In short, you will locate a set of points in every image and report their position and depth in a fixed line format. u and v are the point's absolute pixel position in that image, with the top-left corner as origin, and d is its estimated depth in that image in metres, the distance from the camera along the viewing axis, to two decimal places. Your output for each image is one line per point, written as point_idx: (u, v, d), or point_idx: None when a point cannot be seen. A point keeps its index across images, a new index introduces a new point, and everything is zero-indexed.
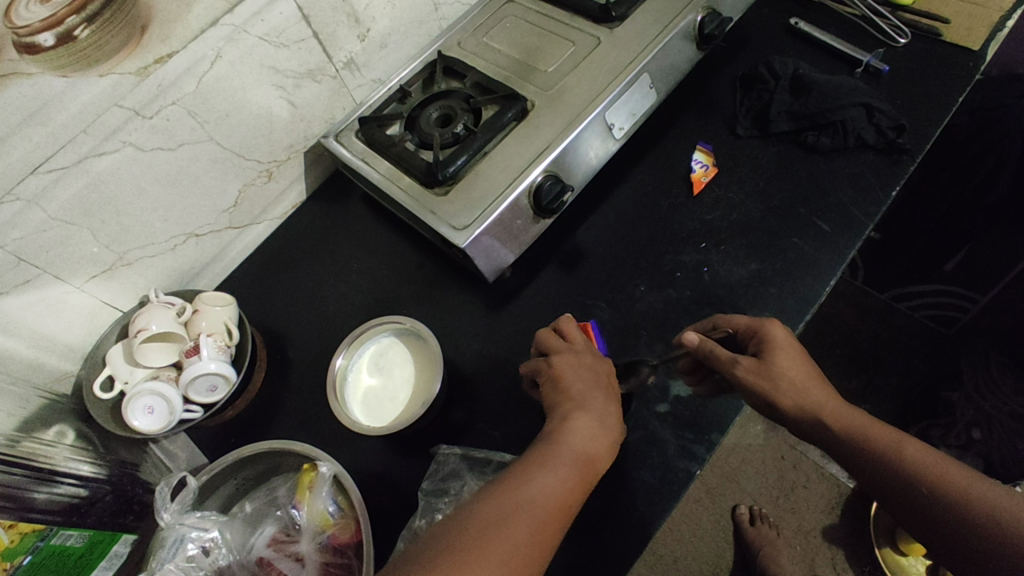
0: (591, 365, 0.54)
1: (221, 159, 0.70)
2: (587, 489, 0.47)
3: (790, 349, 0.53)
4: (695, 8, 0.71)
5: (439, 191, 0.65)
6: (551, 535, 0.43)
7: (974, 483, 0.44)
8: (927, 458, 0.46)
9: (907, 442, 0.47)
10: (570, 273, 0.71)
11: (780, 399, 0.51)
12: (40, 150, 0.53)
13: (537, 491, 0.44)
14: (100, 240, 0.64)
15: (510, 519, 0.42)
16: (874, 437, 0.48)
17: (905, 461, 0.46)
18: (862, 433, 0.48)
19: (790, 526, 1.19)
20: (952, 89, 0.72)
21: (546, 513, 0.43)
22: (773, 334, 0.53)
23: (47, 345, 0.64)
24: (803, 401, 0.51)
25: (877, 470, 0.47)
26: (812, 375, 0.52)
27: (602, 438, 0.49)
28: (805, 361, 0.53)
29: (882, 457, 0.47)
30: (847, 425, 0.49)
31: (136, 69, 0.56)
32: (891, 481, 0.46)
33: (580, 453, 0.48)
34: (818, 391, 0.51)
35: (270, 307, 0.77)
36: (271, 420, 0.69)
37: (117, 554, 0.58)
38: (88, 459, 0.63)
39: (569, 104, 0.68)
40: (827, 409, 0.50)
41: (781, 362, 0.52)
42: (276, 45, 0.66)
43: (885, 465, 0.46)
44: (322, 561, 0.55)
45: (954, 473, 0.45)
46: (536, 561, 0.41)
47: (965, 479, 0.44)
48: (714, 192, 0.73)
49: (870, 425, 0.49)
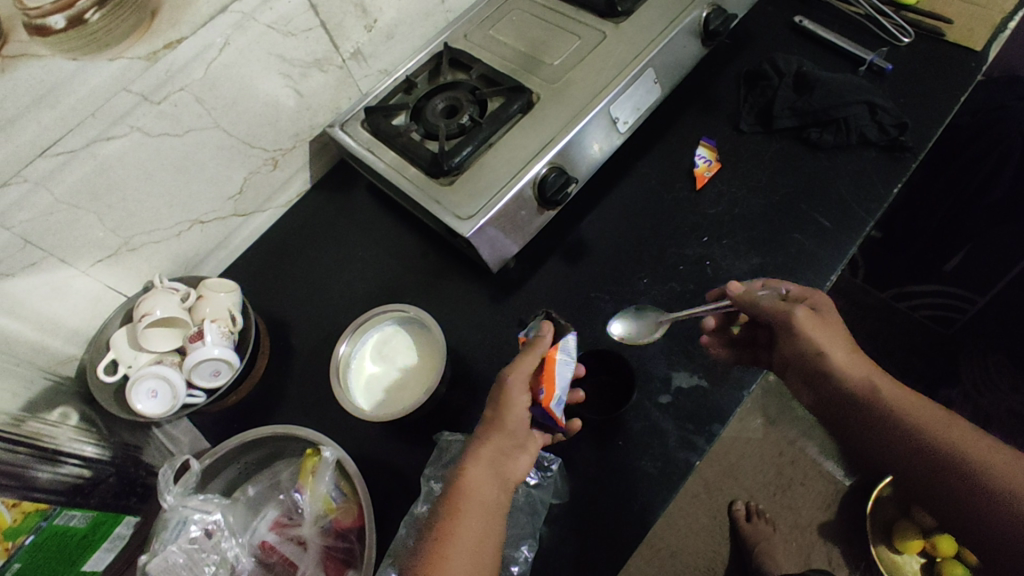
0: None
1: (227, 146, 0.70)
2: (480, 449, 0.50)
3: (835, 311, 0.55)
4: (700, 4, 0.72)
5: (444, 181, 0.66)
6: (470, 504, 0.47)
7: (998, 458, 0.42)
8: (948, 425, 0.44)
9: (929, 410, 0.46)
10: (573, 265, 0.72)
11: (829, 348, 0.51)
12: (48, 133, 0.54)
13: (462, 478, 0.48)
14: (105, 224, 0.64)
15: (447, 517, 0.47)
16: (898, 405, 0.47)
17: (924, 428, 0.45)
18: (888, 399, 0.47)
19: (786, 522, 1.20)
20: (954, 89, 0.72)
21: (475, 495, 0.47)
22: (822, 298, 0.56)
23: (52, 328, 0.64)
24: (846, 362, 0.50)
25: (896, 441, 0.46)
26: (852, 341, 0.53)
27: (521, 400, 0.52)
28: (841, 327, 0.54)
29: (901, 426, 0.46)
30: (876, 390, 0.48)
31: (145, 54, 0.57)
32: (909, 447, 0.45)
33: (495, 424, 0.51)
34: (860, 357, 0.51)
35: (274, 294, 0.77)
36: (274, 407, 0.69)
37: (119, 536, 0.60)
38: (93, 440, 0.61)
39: (574, 97, 0.68)
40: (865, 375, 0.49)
41: (831, 321, 0.54)
42: (283, 34, 0.67)
43: (905, 433, 0.45)
44: (324, 545, 0.56)
45: (976, 447, 0.43)
46: (455, 532, 0.46)
47: (986, 448, 0.43)
48: (717, 187, 0.73)
49: (899, 393, 0.48)
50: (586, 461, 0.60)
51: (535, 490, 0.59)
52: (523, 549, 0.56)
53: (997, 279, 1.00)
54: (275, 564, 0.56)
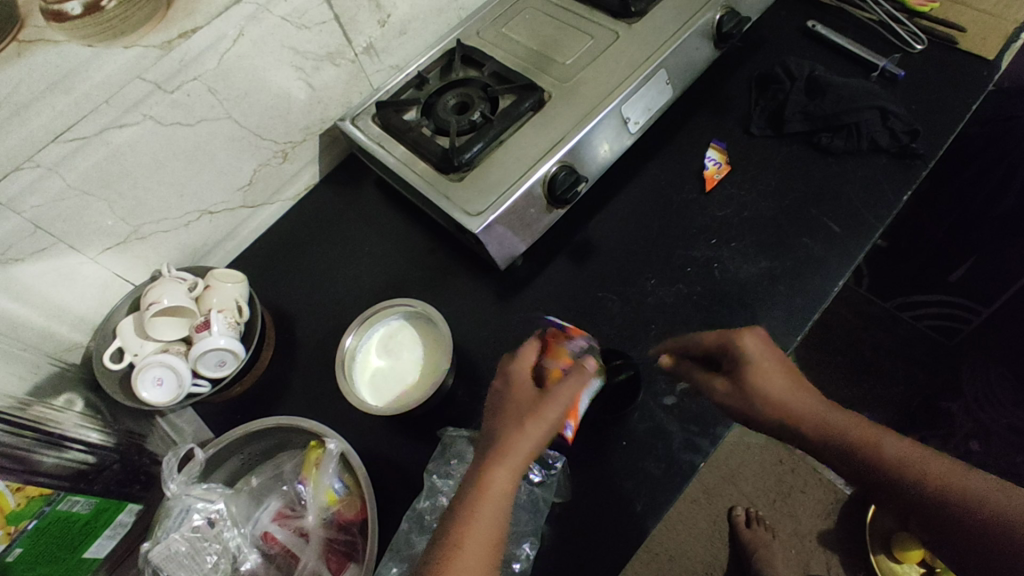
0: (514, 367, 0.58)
1: (238, 138, 0.70)
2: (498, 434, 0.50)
3: (758, 363, 0.52)
4: (714, 7, 0.72)
5: (453, 177, 0.66)
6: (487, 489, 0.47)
7: (965, 479, 0.43)
8: (912, 454, 0.45)
9: (890, 440, 0.46)
10: (580, 265, 0.72)
11: (764, 416, 0.51)
12: (62, 119, 0.54)
13: (481, 488, 0.47)
14: (115, 212, 0.64)
15: (463, 526, 0.45)
16: (854, 437, 0.47)
17: (891, 461, 0.45)
18: (850, 438, 0.47)
19: (786, 529, 1.19)
20: (966, 97, 0.72)
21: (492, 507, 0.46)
22: (748, 349, 0.52)
23: (59, 314, 0.64)
24: (792, 414, 0.50)
25: (865, 473, 0.46)
26: (795, 386, 0.51)
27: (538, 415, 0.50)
28: (784, 365, 0.53)
29: (863, 459, 0.46)
30: (832, 427, 0.48)
31: (160, 43, 0.57)
32: (885, 481, 0.45)
33: (513, 412, 0.51)
34: (806, 399, 0.50)
35: (281, 287, 0.77)
36: (278, 399, 0.69)
37: (121, 523, 0.59)
38: (97, 427, 0.62)
39: (585, 97, 0.68)
40: (813, 414, 0.50)
41: (766, 374, 0.51)
42: (297, 26, 0.67)
43: (870, 466, 0.46)
44: (327, 537, 0.56)
45: (940, 471, 0.44)
46: (471, 519, 0.45)
47: (953, 474, 0.43)
48: (726, 190, 0.73)
49: (857, 426, 0.48)
50: (589, 459, 0.60)
51: (538, 487, 0.59)
52: (524, 546, 0.56)
53: (1000, 293, 0.99)
54: (276, 555, 0.56)
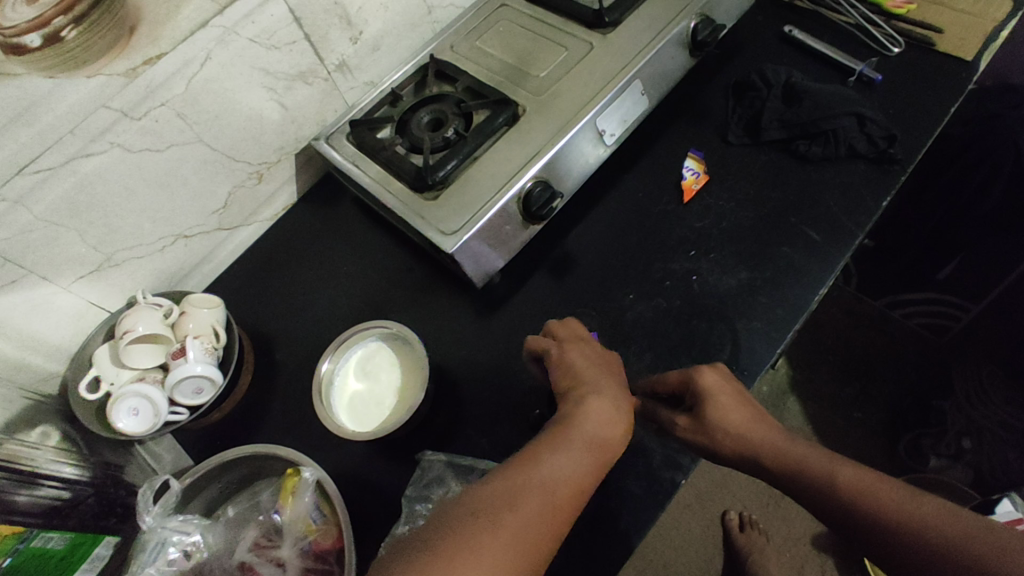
0: (595, 355, 0.56)
1: (211, 161, 0.70)
2: (533, 474, 0.44)
3: (711, 399, 0.52)
4: (689, 14, 0.71)
5: (428, 195, 0.65)
6: (498, 531, 0.40)
7: (914, 503, 0.42)
8: (864, 478, 0.44)
9: (843, 467, 0.45)
10: (560, 280, 0.71)
11: (719, 449, 0.51)
12: (26, 151, 0.54)
13: (546, 478, 0.44)
14: (88, 240, 0.63)
15: (520, 503, 0.42)
16: (806, 467, 0.47)
17: (843, 486, 0.44)
18: (804, 468, 0.47)
19: (779, 533, 1.19)
20: (944, 100, 0.72)
21: (555, 496, 0.43)
22: (705, 382, 0.52)
23: (33, 344, 0.63)
24: (743, 445, 0.50)
25: (820, 502, 0.45)
26: (753, 418, 0.51)
27: (616, 423, 0.49)
28: (742, 398, 0.52)
29: (816, 486, 0.45)
30: (786, 459, 0.48)
31: (125, 70, 0.57)
32: (835, 505, 0.44)
33: (561, 454, 0.46)
34: (760, 429, 0.51)
35: (260, 309, 0.77)
36: (257, 425, 0.69)
37: (99, 556, 0.57)
38: (72, 461, 0.62)
39: (560, 109, 0.68)
40: (767, 445, 0.49)
41: (724, 406, 0.51)
42: (266, 47, 0.66)
43: (823, 493, 0.45)
44: (304, 566, 0.55)
45: (888, 494, 0.43)
46: (468, 555, 0.38)
47: (906, 497, 0.42)
48: (705, 200, 0.73)
49: (811, 454, 0.47)
50: None
51: None
52: None
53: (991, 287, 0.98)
54: None
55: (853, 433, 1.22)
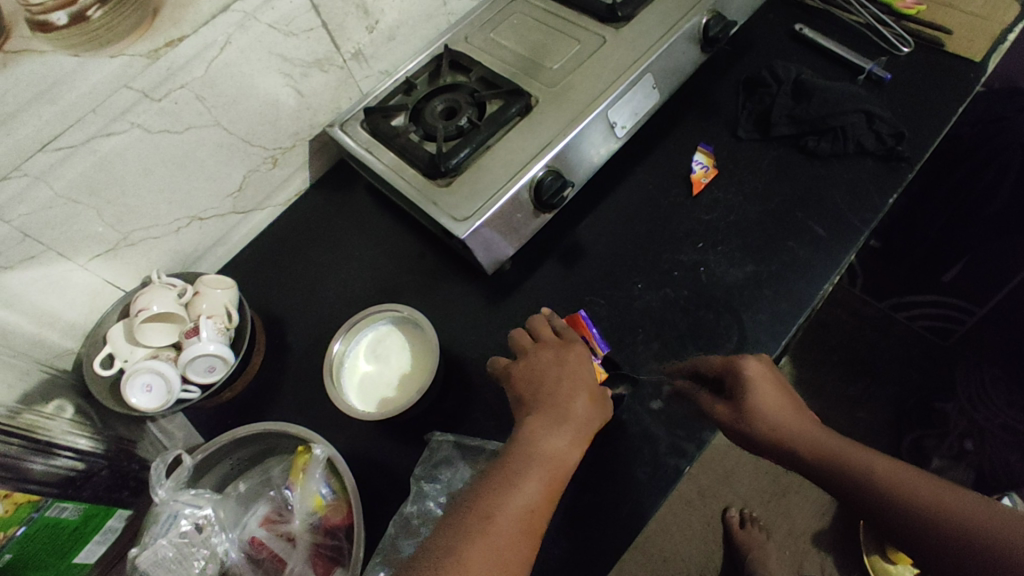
0: (554, 361, 0.56)
1: (227, 144, 0.71)
2: (505, 489, 0.47)
3: (756, 388, 0.54)
4: (701, 10, 0.72)
5: (442, 182, 0.66)
6: (481, 550, 0.43)
7: (939, 493, 0.43)
8: (891, 468, 0.46)
9: (869, 458, 0.47)
10: (569, 269, 0.72)
11: (758, 437, 0.53)
12: (48, 129, 0.54)
13: (499, 500, 0.46)
14: (104, 219, 0.64)
15: (481, 531, 0.44)
16: (842, 458, 0.48)
17: (872, 474, 0.46)
18: (834, 455, 0.49)
19: (780, 530, 1.20)
20: (951, 100, 0.72)
21: (510, 526, 0.45)
22: (749, 369, 0.55)
23: (49, 320, 0.64)
24: (780, 434, 0.52)
25: (851, 490, 0.47)
26: (793, 410, 0.53)
27: (562, 435, 0.51)
28: (782, 388, 0.55)
29: (845, 473, 0.47)
30: (823, 450, 0.50)
31: (147, 52, 0.58)
32: (856, 487, 0.46)
33: (525, 467, 0.48)
34: (797, 421, 0.52)
35: (272, 292, 0.78)
36: (268, 404, 0.70)
37: (111, 529, 0.60)
38: (87, 433, 0.62)
39: (573, 101, 0.69)
40: (802, 438, 0.51)
41: (765, 394, 0.54)
42: (284, 33, 0.67)
43: (853, 481, 0.47)
44: (314, 542, 0.57)
45: (914, 483, 0.44)
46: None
47: (931, 487, 0.44)
48: (713, 194, 0.73)
49: (844, 446, 0.49)
50: (577, 465, 0.61)
51: None
52: None
53: (996, 291, 0.99)
54: (264, 559, 0.57)
55: (855, 434, 1.23)
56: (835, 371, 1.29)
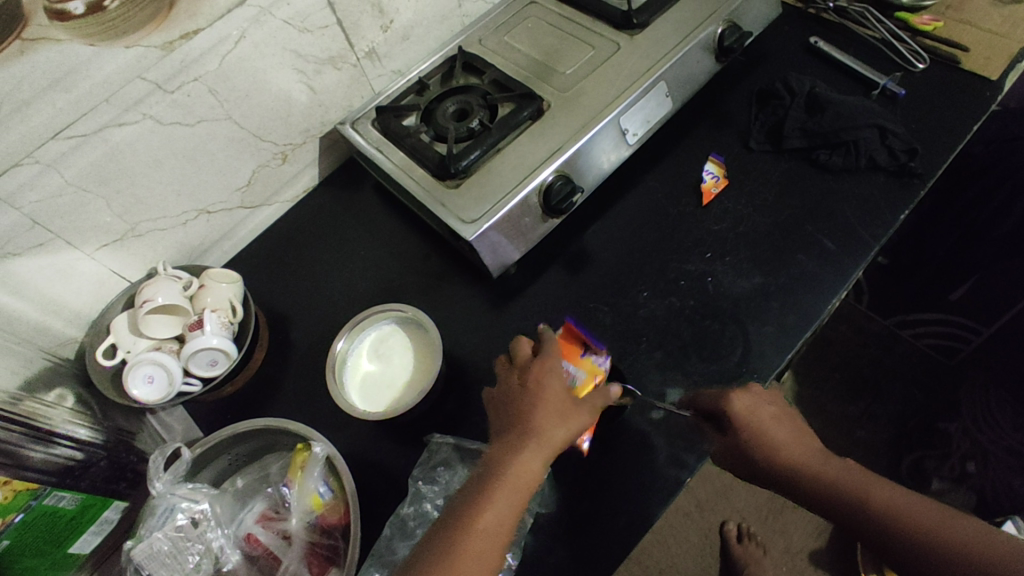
0: (521, 386, 0.55)
1: (238, 138, 0.71)
2: (464, 524, 0.47)
3: (752, 421, 0.54)
4: (717, 20, 0.72)
5: (450, 183, 0.66)
6: None
7: (947, 525, 0.42)
8: (896, 498, 0.45)
9: (874, 486, 0.46)
10: (575, 275, 0.72)
11: (762, 471, 0.52)
12: (61, 116, 0.54)
13: (459, 535, 0.46)
14: (113, 209, 0.64)
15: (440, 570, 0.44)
16: (846, 487, 0.47)
17: (876, 506, 0.45)
18: (836, 483, 0.48)
19: (777, 546, 1.19)
20: (966, 117, 0.72)
21: (471, 561, 0.45)
22: (740, 405, 0.55)
23: (54, 309, 0.64)
24: (781, 464, 0.51)
25: (855, 521, 0.46)
26: (796, 439, 0.53)
27: (525, 459, 0.49)
28: (779, 418, 0.55)
29: (849, 504, 0.46)
30: (826, 479, 0.49)
31: (161, 44, 0.58)
32: (862, 519, 0.45)
33: (484, 499, 0.48)
34: (800, 451, 0.52)
35: (276, 288, 0.78)
36: (269, 400, 0.69)
37: (107, 520, 0.59)
38: (87, 424, 0.62)
39: (584, 107, 0.68)
40: (803, 466, 0.51)
41: (763, 429, 0.54)
42: (299, 30, 0.67)
43: (853, 513, 0.46)
44: (310, 540, 0.56)
45: (919, 515, 0.43)
46: None
47: (940, 522, 0.43)
48: (722, 205, 0.73)
49: (844, 473, 0.48)
50: (576, 473, 0.60)
51: None
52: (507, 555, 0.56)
53: (1006, 308, 0.98)
54: (258, 557, 0.56)
55: (857, 451, 1.22)
56: (838, 387, 1.28)
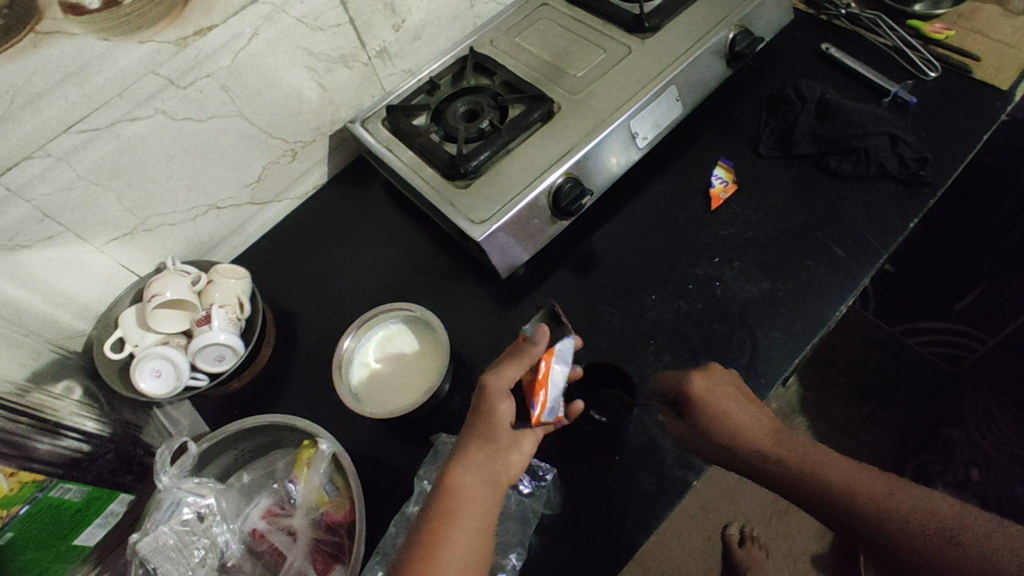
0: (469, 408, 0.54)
1: (249, 135, 0.71)
2: (431, 541, 0.45)
3: (713, 401, 0.56)
4: (729, 25, 0.72)
5: (459, 183, 0.66)
6: None
7: (886, 491, 0.45)
8: (842, 471, 0.48)
9: (819, 460, 0.49)
10: (583, 277, 0.72)
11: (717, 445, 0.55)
12: (73, 110, 0.55)
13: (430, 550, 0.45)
14: (123, 203, 0.65)
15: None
16: (797, 465, 0.50)
17: (822, 476, 0.48)
18: (787, 460, 0.51)
19: (779, 550, 1.19)
20: (977, 127, 0.72)
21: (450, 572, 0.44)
22: (699, 387, 0.57)
23: (62, 302, 0.64)
24: (736, 442, 0.54)
25: (800, 488, 0.49)
26: (751, 414, 0.55)
27: (482, 471, 0.49)
28: (733, 395, 0.56)
29: (795, 475, 0.49)
30: (779, 457, 0.51)
31: (175, 39, 0.58)
32: (803, 485, 0.49)
33: (449, 512, 0.47)
34: (755, 428, 0.54)
35: (285, 285, 0.78)
36: (275, 396, 0.70)
37: (112, 513, 0.60)
38: (93, 416, 0.62)
39: (595, 110, 0.68)
40: (759, 441, 0.53)
41: (719, 408, 0.56)
42: (311, 28, 0.67)
43: (801, 482, 0.49)
44: (314, 537, 0.57)
45: (858, 481, 0.47)
46: None
47: (879, 488, 0.45)
48: (731, 209, 0.73)
49: (798, 451, 0.51)
50: (582, 473, 0.60)
51: (527, 498, 0.58)
52: (511, 556, 0.56)
53: (1004, 324, 0.98)
54: (264, 552, 0.57)
55: (860, 457, 1.21)
56: (842, 393, 1.28)
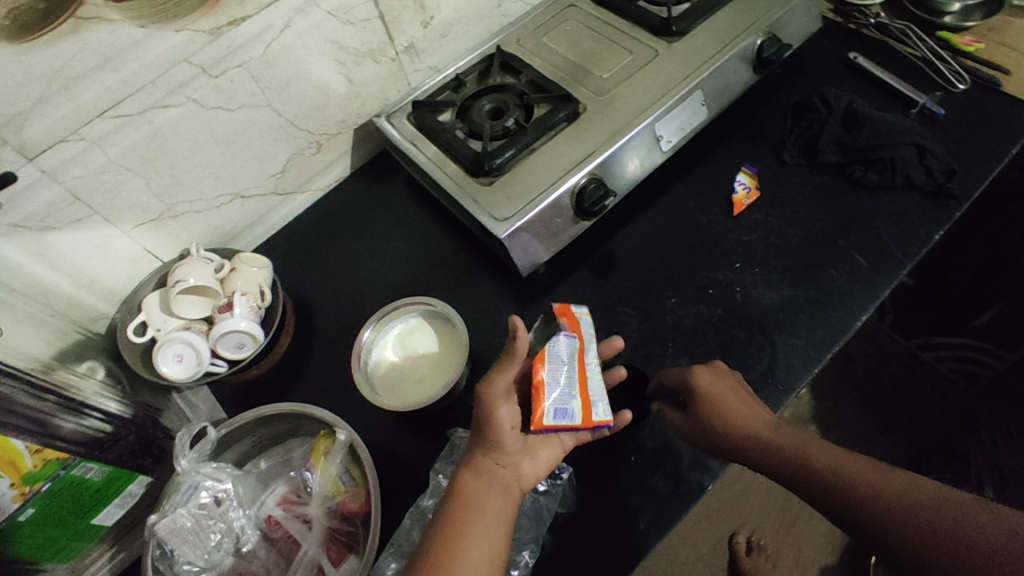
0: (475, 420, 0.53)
1: (276, 126, 0.72)
2: (446, 544, 0.45)
3: (714, 394, 0.56)
4: (757, 31, 0.72)
5: (483, 180, 0.66)
6: None
7: (890, 479, 0.45)
8: (848, 463, 0.47)
9: (823, 454, 0.49)
10: (602, 278, 0.72)
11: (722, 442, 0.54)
12: (107, 96, 0.55)
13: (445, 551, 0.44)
14: (152, 189, 0.65)
15: None
16: (801, 460, 0.50)
17: (827, 468, 0.48)
18: (789, 453, 0.51)
19: (787, 560, 1.18)
20: (1005, 141, 0.71)
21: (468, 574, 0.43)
22: (701, 382, 0.56)
23: (89, 284, 0.65)
24: (740, 441, 0.53)
25: (806, 481, 0.48)
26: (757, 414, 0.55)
27: (495, 476, 0.49)
28: (736, 392, 0.56)
29: (801, 469, 0.49)
30: (783, 452, 0.51)
31: (210, 28, 0.58)
32: (808, 478, 0.48)
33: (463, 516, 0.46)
34: (757, 425, 0.54)
35: (305, 275, 0.79)
36: (293, 385, 0.70)
37: (131, 494, 0.60)
38: (116, 397, 0.63)
39: (620, 111, 0.69)
40: (763, 435, 0.53)
41: (722, 403, 0.55)
42: (342, 22, 0.68)
43: (808, 477, 0.48)
44: (329, 527, 0.57)
45: (864, 474, 0.46)
46: None
47: (880, 478, 0.45)
48: (754, 215, 0.73)
49: (803, 445, 0.51)
50: (597, 473, 0.60)
51: (542, 496, 0.59)
52: (525, 553, 0.56)
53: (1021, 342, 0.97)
54: (279, 539, 0.57)
55: None
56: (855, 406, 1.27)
